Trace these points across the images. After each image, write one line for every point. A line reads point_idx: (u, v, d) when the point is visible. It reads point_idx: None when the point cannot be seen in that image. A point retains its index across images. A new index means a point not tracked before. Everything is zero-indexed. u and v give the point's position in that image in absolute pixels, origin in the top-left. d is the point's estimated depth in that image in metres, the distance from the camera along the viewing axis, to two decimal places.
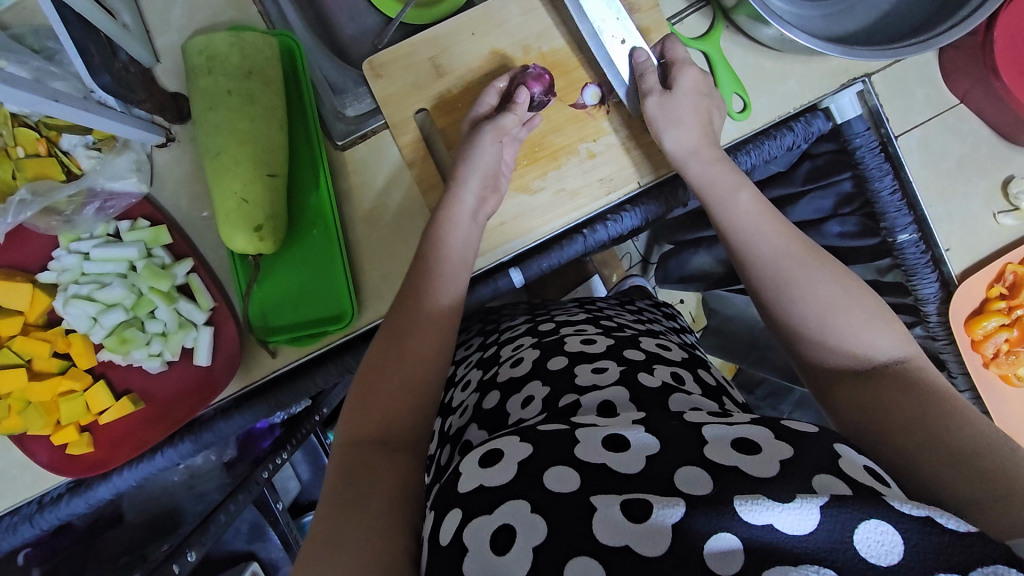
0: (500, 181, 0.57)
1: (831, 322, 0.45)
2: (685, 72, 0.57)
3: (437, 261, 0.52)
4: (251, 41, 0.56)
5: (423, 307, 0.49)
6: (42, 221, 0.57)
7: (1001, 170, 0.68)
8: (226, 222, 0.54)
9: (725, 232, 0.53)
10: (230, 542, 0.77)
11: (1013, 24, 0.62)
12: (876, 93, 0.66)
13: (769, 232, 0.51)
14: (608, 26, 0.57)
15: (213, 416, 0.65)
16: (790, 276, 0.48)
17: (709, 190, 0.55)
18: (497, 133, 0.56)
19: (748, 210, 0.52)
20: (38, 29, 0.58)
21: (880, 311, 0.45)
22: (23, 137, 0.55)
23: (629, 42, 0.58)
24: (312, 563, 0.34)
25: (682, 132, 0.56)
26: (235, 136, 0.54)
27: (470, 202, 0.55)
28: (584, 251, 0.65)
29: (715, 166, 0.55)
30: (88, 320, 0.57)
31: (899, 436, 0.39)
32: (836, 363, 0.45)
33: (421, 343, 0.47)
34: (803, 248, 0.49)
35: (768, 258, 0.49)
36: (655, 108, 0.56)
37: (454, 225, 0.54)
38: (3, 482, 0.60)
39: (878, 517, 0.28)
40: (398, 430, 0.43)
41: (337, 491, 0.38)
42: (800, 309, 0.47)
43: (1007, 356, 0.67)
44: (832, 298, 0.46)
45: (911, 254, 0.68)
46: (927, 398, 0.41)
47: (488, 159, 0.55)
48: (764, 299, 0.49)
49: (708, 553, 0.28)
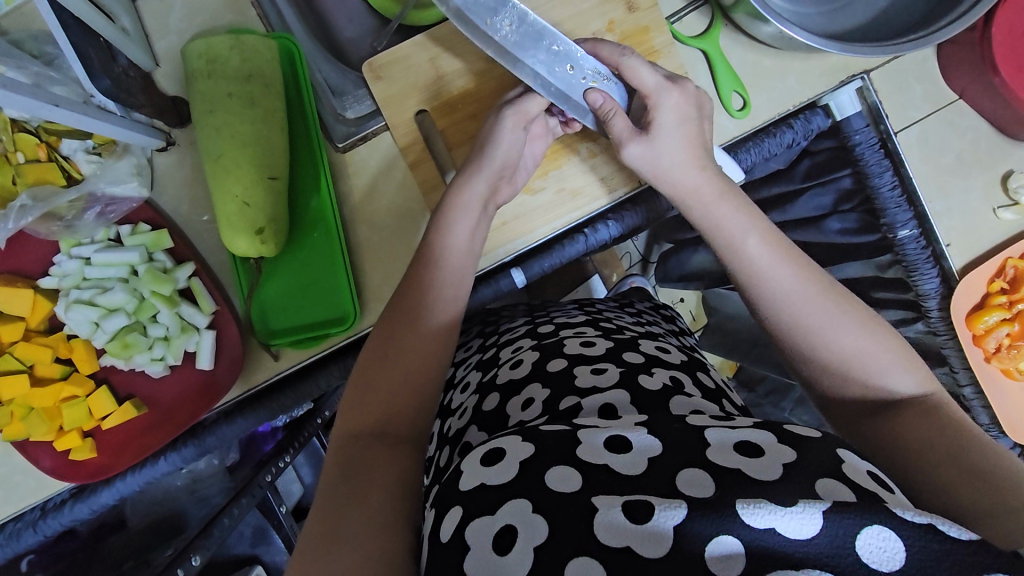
0: (518, 173, 0.57)
1: (859, 366, 0.44)
2: (663, 105, 0.53)
3: (442, 251, 0.51)
4: (252, 45, 0.56)
5: (428, 305, 0.48)
6: (43, 227, 0.58)
7: (1000, 165, 0.68)
8: (227, 225, 0.54)
9: (737, 274, 0.50)
10: (234, 546, 0.78)
11: (1013, 17, 0.61)
12: (875, 89, 0.66)
13: (787, 275, 0.47)
14: (548, 63, 0.52)
15: (216, 420, 0.66)
16: (812, 322, 0.45)
17: (720, 230, 0.51)
18: (522, 118, 0.54)
19: (762, 240, 0.49)
20: (37, 34, 0.58)
21: (905, 349, 0.44)
22: (23, 142, 0.55)
23: (579, 70, 0.53)
24: (310, 558, 0.34)
25: (680, 172, 0.53)
26: (236, 139, 0.54)
27: (480, 190, 0.53)
28: (584, 251, 0.66)
29: (725, 201, 0.52)
30: (90, 325, 0.58)
31: (930, 468, 0.38)
32: (859, 397, 0.44)
33: (423, 341, 0.47)
34: (819, 283, 0.47)
35: (787, 304, 0.46)
36: (640, 156, 0.53)
37: (462, 214, 0.52)
38: (5, 488, 0.60)
39: (880, 523, 0.28)
40: (399, 426, 0.43)
41: (336, 486, 0.39)
42: (822, 347, 0.45)
43: (1008, 351, 0.67)
44: (861, 343, 0.44)
45: (912, 249, 0.69)
46: (950, 427, 0.40)
47: (508, 147, 0.54)
48: (783, 342, 0.47)
49: (708, 556, 0.28)
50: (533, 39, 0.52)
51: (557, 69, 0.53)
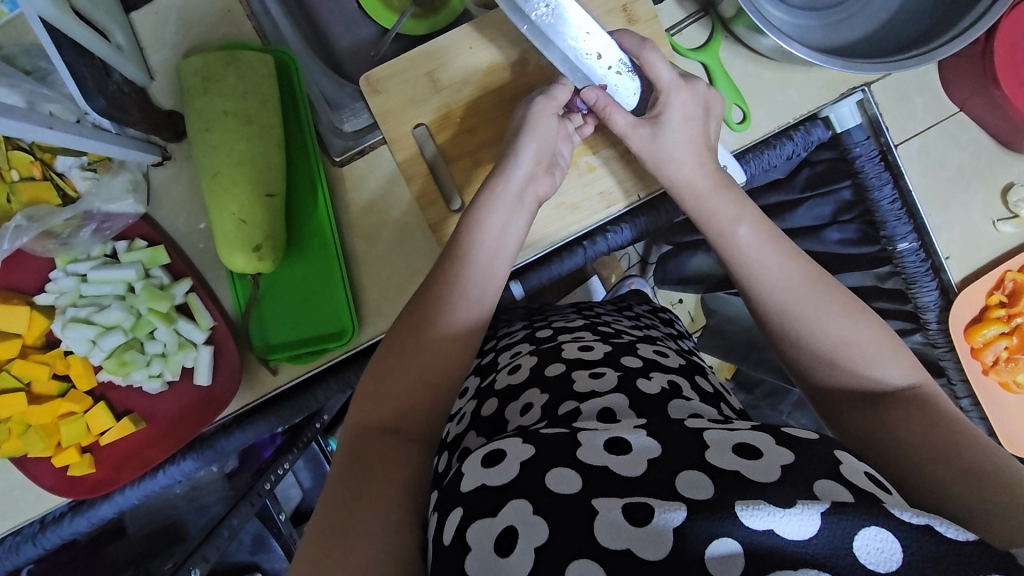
0: (557, 169, 0.57)
1: (846, 357, 0.44)
2: (673, 102, 0.54)
3: (475, 249, 0.50)
4: (248, 61, 0.56)
5: (456, 301, 0.48)
6: (39, 245, 0.58)
7: (1000, 177, 0.69)
8: (225, 242, 0.55)
9: (728, 267, 0.51)
10: (234, 553, 0.76)
11: (1013, 34, 0.63)
12: (876, 102, 0.67)
13: (777, 267, 0.48)
14: (579, 47, 0.52)
15: (215, 433, 0.66)
16: (797, 312, 0.46)
17: (708, 224, 0.52)
18: (553, 106, 0.54)
19: (752, 237, 0.50)
20: (29, 48, 0.58)
21: (890, 342, 0.44)
22: (18, 160, 0.56)
23: (609, 57, 0.53)
24: (315, 553, 0.34)
25: (677, 167, 0.54)
26: (232, 157, 0.54)
27: (518, 178, 0.53)
28: (584, 262, 0.67)
29: (714, 198, 0.53)
30: (87, 343, 0.57)
31: (922, 463, 0.38)
32: (848, 389, 0.44)
33: (439, 338, 0.46)
34: (809, 276, 0.47)
35: (777, 295, 0.47)
36: (643, 144, 0.55)
37: (494, 208, 0.52)
38: (2, 505, 0.60)
39: (878, 524, 0.28)
40: (413, 422, 0.43)
41: (340, 482, 0.38)
42: (811, 337, 0.45)
43: (1006, 363, 0.67)
44: (843, 333, 0.44)
45: (912, 262, 0.69)
46: (939, 421, 0.40)
47: (544, 132, 0.54)
48: (774, 334, 0.47)
49: (708, 557, 0.28)
50: (570, 20, 0.51)
51: (586, 55, 0.53)
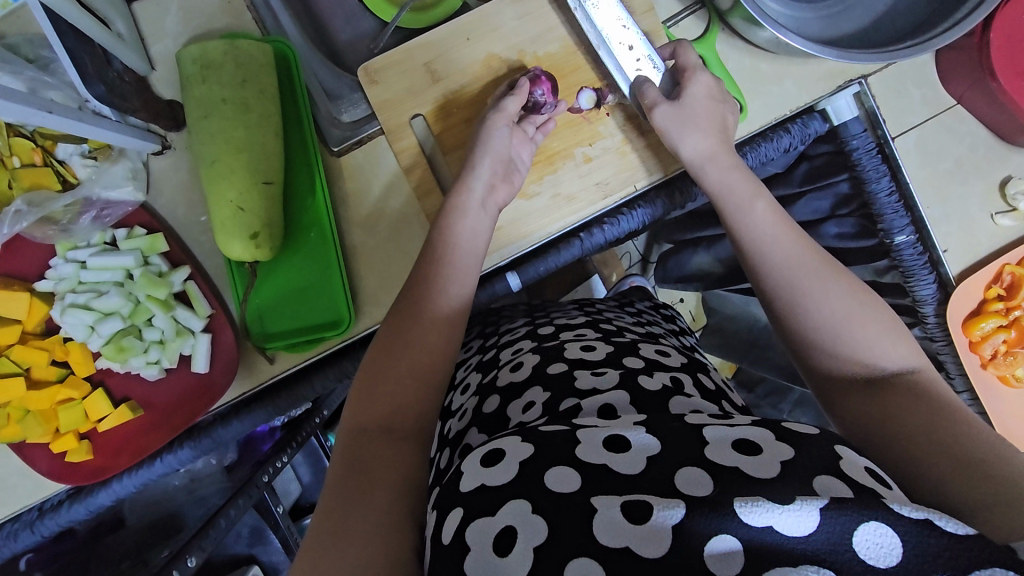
0: (515, 175, 0.57)
1: (847, 334, 0.45)
2: (696, 80, 0.56)
3: (448, 249, 0.52)
4: (246, 50, 0.56)
5: (434, 298, 0.49)
6: (39, 231, 0.57)
7: (998, 171, 0.69)
8: (224, 230, 0.54)
9: (741, 242, 0.52)
10: (231, 546, 0.77)
11: (1011, 21, 0.62)
12: (873, 94, 0.67)
13: (786, 243, 0.50)
14: (614, 33, 0.57)
15: (212, 422, 0.65)
16: (804, 288, 0.47)
17: (727, 198, 0.54)
18: (505, 118, 0.55)
19: (764, 218, 0.52)
20: (32, 38, 0.57)
21: (892, 324, 0.45)
22: (20, 146, 0.55)
23: (637, 49, 0.57)
24: (314, 557, 0.34)
25: (698, 139, 0.55)
26: (230, 144, 0.54)
27: (479, 191, 0.54)
28: (580, 254, 0.66)
29: (731, 174, 0.55)
30: (86, 329, 0.57)
31: (920, 452, 0.38)
32: (847, 373, 0.45)
33: (428, 333, 0.47)
34: (816, 258, 0.49)
35: (785, 271, 0.48)
36: (668, 118, 0.55)
37: (463, 214, 0.53)
38: (4, 490, 0.60)
39: (877, 519, 0.28)
40: (407, 417, 0.43)
41: (340, 482, 0.39)
42: (813, 318, 0.46)
43: (1004, 356, 0.68)
44: (848, 311, 0.46)
45: (908, 255, 0.69)
46: (937, 408, 0.41)
47: (497, 145, 0.55)
48: (778, 313, 0.48)
49: (708, 555, 0.28)
50: (609, 11, 0.57)
51: (616, 44, 0.57)
